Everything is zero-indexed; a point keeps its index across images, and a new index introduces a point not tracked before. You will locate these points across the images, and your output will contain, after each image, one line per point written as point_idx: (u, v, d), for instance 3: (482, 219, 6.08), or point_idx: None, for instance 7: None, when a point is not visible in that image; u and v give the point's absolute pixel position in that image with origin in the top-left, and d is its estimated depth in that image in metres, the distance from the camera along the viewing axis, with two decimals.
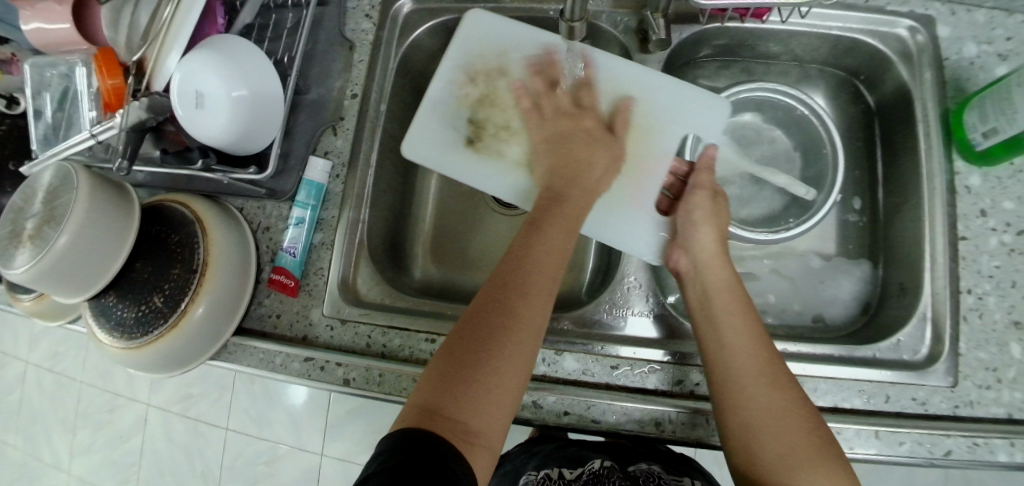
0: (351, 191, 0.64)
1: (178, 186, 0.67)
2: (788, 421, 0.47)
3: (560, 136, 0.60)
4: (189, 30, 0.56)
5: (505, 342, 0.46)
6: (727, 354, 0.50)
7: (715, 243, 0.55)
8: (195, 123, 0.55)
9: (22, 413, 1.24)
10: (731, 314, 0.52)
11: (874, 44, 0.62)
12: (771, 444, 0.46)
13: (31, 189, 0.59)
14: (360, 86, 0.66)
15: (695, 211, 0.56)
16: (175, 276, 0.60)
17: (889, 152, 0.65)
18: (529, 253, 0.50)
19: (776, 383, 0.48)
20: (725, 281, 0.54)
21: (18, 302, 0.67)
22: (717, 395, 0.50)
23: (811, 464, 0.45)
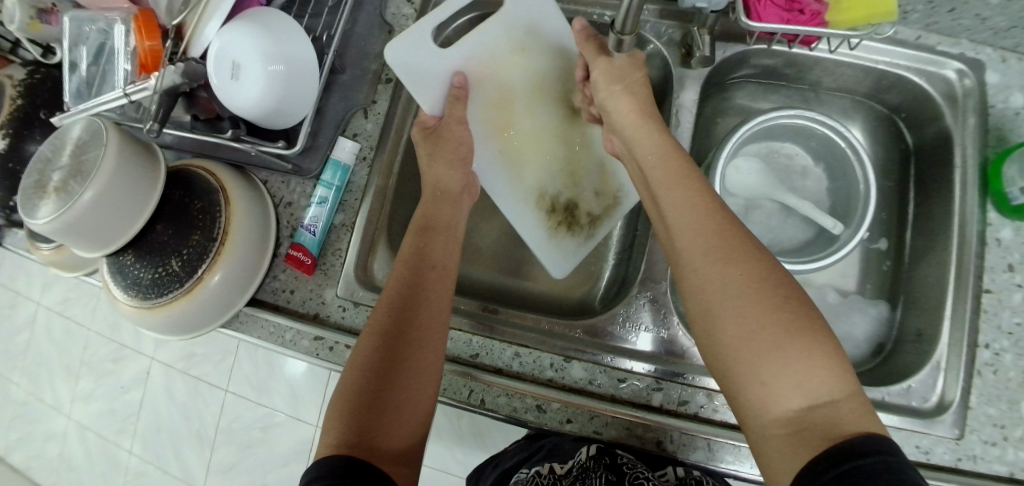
0: (375, 176, 0.64)
1: (205, 152, 0.67)
2: (754, 296, 0.42)
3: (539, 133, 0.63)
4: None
5: (415, 350, 0.48)
6: (676, 235, 0.47)
7: (631, 107, 0.55)
8: (229, 93, 0.55)
9: (29, 354, 1.26)
10: (684, 193, 0.48)
11: (921, 83, 0.60)
12: (734, 329, 0.41)
13: (60, 142, 0.60)
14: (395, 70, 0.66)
15: (606, 81, 0.55)
16: (194, 242, 0.60)
17: (922, 195, 0.64)
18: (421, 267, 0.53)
19: (738, 257, 0.43)
20: (666, 158, 0.51)
21: (38, 251, 0.68)
22: (680, 288, 0.47)
23: (788, 352, 0.39)
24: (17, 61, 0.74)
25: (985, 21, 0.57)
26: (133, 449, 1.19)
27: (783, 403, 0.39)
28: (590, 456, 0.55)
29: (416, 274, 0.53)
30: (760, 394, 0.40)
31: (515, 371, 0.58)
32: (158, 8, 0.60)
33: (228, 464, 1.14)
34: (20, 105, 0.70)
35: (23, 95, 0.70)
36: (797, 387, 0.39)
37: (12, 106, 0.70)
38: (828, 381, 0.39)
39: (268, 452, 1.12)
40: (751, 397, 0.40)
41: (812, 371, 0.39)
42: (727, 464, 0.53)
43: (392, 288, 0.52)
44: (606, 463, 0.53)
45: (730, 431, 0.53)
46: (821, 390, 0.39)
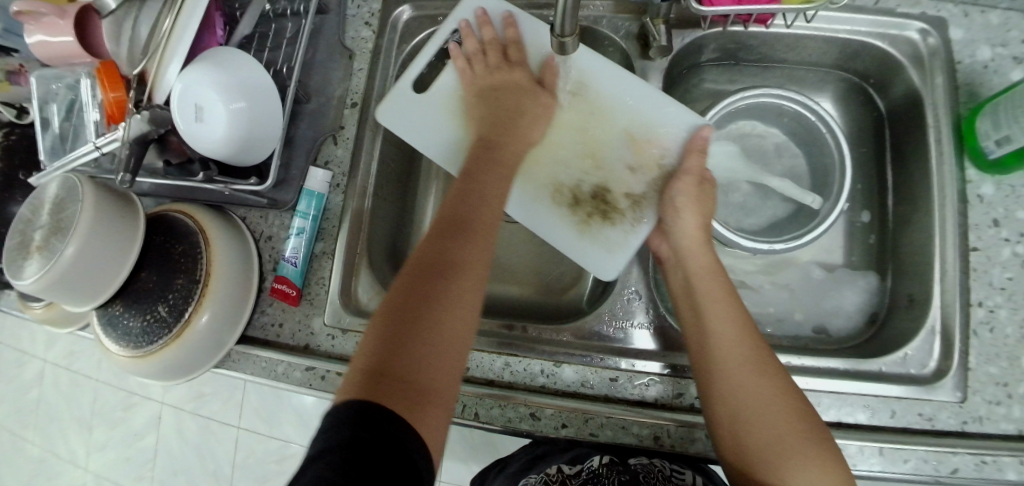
0: (351, 202, 0.64)
1: (181, 196, 0.68)
2: (781, 413, 0.45)
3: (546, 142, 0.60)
4: (187, 43, 0.56)
5: (448, 284, 0.46)
6: (713, 342, 0.49)
7: (698, 227, 0.53)
8: (196, 135, 0.56)
9: (41, 410, 1.28)
10: (720, 302, 0.50)
11: (884, 47, 0.60)
12: (757, 432, 0.45)
13: (38, 201, 0.61)
14: (360, 94, 0.66)
15: (681, 191, 0.54)
16: (179, 286, 0.60)
17: (899, 159, 0.63)
18: (462, 207, 0.51)
19: (771, 381, 0.46)
20: (700, 261, 0.53)
21: (29, 309, 0.69)
22: (701, 375, 0.49)
23: (800, 456, 0.43)
24: None
25: None
26: None
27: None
28: (604, 462, 0.55)
29: (456, 202, 0.52)
30: None
31: (507, 381, 0.57)
32: (120, 59, 0.61)
33: None
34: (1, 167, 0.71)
35: (0, 157, 0.72)
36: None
37: None
38: None
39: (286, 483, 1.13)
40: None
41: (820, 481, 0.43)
42: None
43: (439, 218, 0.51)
44: (619, 470, 0.53)
45: None
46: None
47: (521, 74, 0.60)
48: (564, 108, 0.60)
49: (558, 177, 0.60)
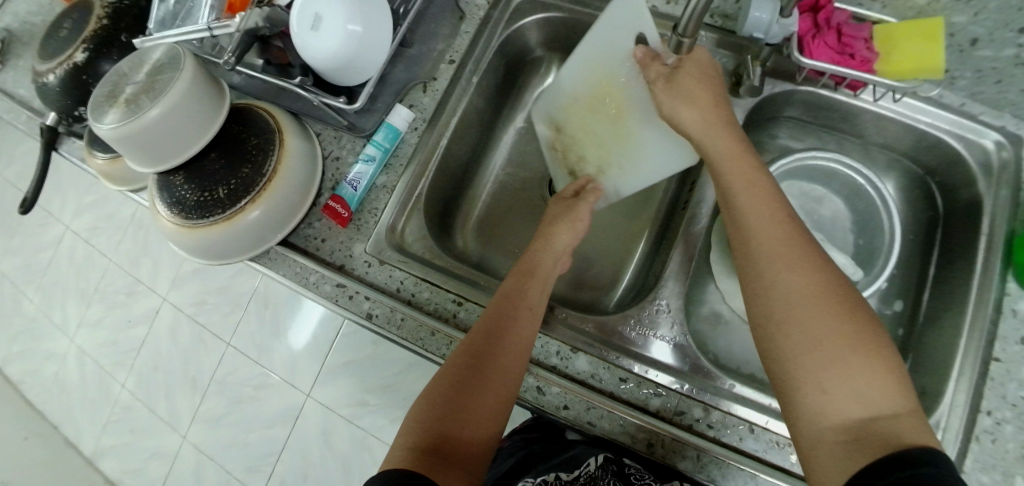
0: (423, 148, 0.66)
1: (268, 98, 0.71)
2: (825, 325, 0.43)
3: (597, 139, 0.64)
4: None
5: (497, 374, 0.51)
6: (762, 271, 0.47)
7: (699, 119, 0.52)
8: (307, 42, 0.59)
9: (51, 271, 1.31)
10: (760, 196, 0.49)
11: (958, 147, 0.62)
12: (791, 341, 0.44)
13: (141, 60, 0.64)
14: (460, 54, 0.69)
15: (670, 103, 0.53)
16: (244, 174, 0.63)
17: (946, 260, 0.64)
18: (513, 298, 0.55)
19: (801, 267, 0.45)
20: (738, 159, 0.50)
21: (93, 160, 0.72)
22: (754, 308, 0.47)
23: (851, 363, 0.42)
24: None
25: None
26: (126, 382, 1.21)
27: (837, 410, 0.41)
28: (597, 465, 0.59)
29: (505, 304, 0.55)
30: (820, 400, 0.42)
31: None
32: None
33: (216, 414, 1.15)
34: (105, 25, 0.74)
35: (109, 15, 0.74)
36: (858, 399, 0.41)
37: (96, 23, 0.74)
38: (890, 397, 0.41)
39: (257, 411, 1.13)
40: (811, 401, 0.42)
41: (868, 384, 0.41)
42: (713, 478, 0.53)
43: (489, 312, 0.55)
44: (613, 470, 0.58)
45: (721, 447, 0.54)
46: (880, 400, 0.41)
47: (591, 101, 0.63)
48: (583, 108, 0.64)
49: (606, 142, 0.64)
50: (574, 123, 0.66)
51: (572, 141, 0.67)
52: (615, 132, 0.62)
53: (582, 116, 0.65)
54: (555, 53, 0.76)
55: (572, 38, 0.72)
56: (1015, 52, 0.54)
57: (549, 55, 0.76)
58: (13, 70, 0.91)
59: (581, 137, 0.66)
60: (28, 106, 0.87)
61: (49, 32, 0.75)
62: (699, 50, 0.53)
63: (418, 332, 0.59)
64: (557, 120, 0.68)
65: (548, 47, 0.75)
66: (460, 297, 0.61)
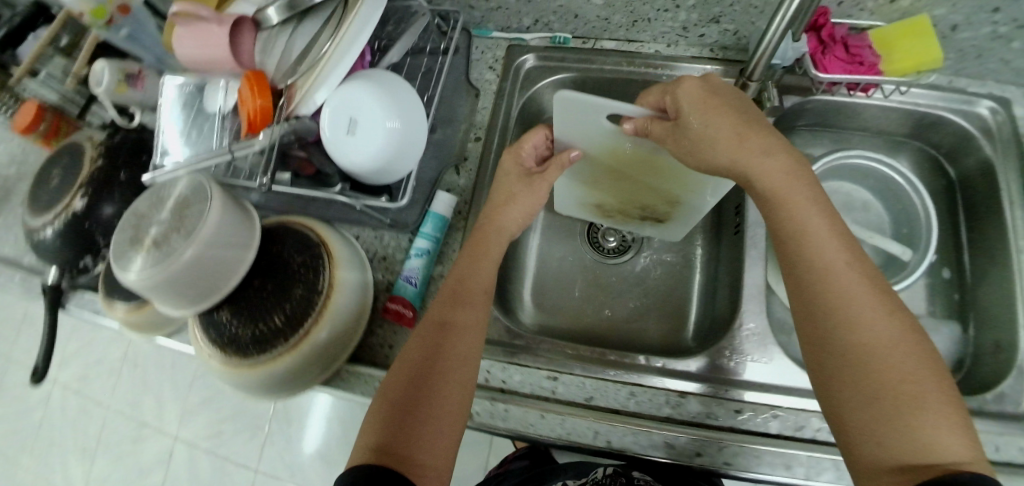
0: (472, 226, 0.66)
1: (295, 210, 0.68)
2: (896, 374, 0.43)
3: (640, 195, 0.63)
4: (345, 66, 0.59)
5: (449, 372, 0.52)
6: (836, 305, 0.46)
7: (726, 157, 0.49)
8: (343, 146, 0.58)
9: (42, 436, 1.20)
10: (819, 235, 0.48)
11: (959, 120, 0.67)
12: (862, 389, 0.44)
13: (159, 197, 0.61)
14: (484, 130, 0.70)
15: (682, 151, 0.50)
16: (297, 296, 0.60)
17: (972, 220, 0.69)
18: (463, 291, 0.57)
19: (865, 308, 0.45)
20: (787, 199, 0.49)
21: (113, 310, 0.67)
22: (811, 324, 0.47)
23: (926, 408, 0.42)
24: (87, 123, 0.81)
25: (1009, 64, 0.64)
26: None
27: (901, 450, 0.41)
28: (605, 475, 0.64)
29: (449, 302, 0.56)
30: (873, 443, 0.43)
31: (633, 410, 0.57)
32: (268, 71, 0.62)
33: None
34: (102, 166, 0.71)
35: (104, 155, 0.72)
36: (937, 440, 0.41)
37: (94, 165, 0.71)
38: (954, 444, 0.41)
39: None
40: (883, 444, 0.42)
41: (937, 433, 0.41)
42: None
43: (432, 314, 0.56)
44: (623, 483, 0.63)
45: None
46: (951, 447, 0.41)
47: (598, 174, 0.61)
48: (608, 181, 0.62)
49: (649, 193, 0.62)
50: (612, 191, 0.64)
51: (621, 196, 0.64)
52: (652, 184, 0.60)
53: (613, 179, 0.61)
54: None
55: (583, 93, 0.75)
56: (990, 29, 0.61)
57: None
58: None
59: (622, 198, 0.64)
60: (17, 265, 0.81)
61: (40, 185, 0.71)
62: (687, 79, 0.50)
63: (527, 417, 0.57)
64: (590, 196, 0.67)
65: None
66: (554, 372, 0.59)
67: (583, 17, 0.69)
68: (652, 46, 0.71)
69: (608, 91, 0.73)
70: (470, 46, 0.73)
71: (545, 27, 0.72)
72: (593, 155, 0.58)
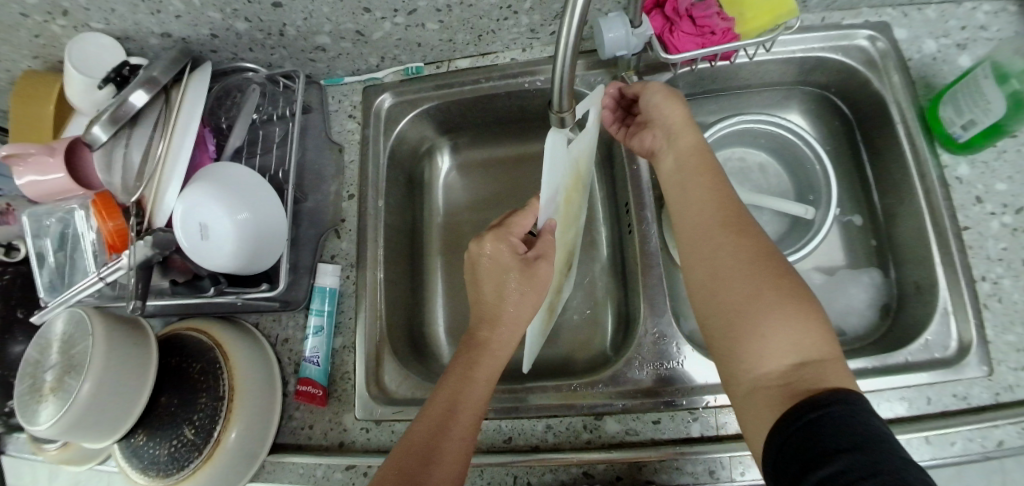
0: (363, 293, 0.63)
1: (190, 312, 0.67)
2: (759, 290, 0.44)
3: (568, 243, 0.63)
4: (184, 164, 0.58)
5: (439, 471, 0.45)
6: (706, 212, 0.50)
7: (681, 112, 0.54)
8: (200, 253, 0.55)
9: None
10: (703, 179, 0.52)
11: (839, 57, 0.64)
12: (738, 295, 0.45)
13: (45, 341, 0.60)
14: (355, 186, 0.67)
15: (669, 117, 0.55)
16: (203, 403, 0.58)
17: (875, 157, 0.66)
18: (470, 377, 0.50)
19: (736, 223, 0.48)
20: (698, 151, 0.53)
21: (44, 452, 0.66)
22: (686, 235, 0.51)
23: (786, 317, 0.43)
24: None
25: None
26: None
27: (774, 351, 0.42)
28: None
29: (450, 389, 0.49)
30: (756, 344, 0.43)
31: (552, 443, 0.57)
32: (114, 189, 0.61)
33: None
34: None
35: None
36: (791, 344, 0.42)
37: None
38: (819, 343, 0.42)
39: None
40: (748, 347, 0.43)
41: (803, 333, 0.42)
42: None
43: (430, 403, 0.49)
44: None
45: None
46: (811, 347, 0.42)
47: (561, 242, 0.59)
48: (560, 252, 0.60)
49: (570, 237, 0.63)
50: (562, 264, 0.61)
51: (564, 257, 0.63)
52: (570, 222, 0.62)
53: (566, 229, 0.60)
54: (445, 136, 0.75)
55: (455, 116, 0.71)
56: None
57: (439, 141, 0.75)
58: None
59: (563, 268, 0.63)
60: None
61: None
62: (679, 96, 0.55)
63: None
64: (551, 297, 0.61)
65: (436, 134, 0.74)
66: None
67: (427, 45, 0.66)
68: (507, 54, 0.68)
69: (478, 108, 0.70)
70: (324, 99, 0.70)
71: (394, 60, 0.68)
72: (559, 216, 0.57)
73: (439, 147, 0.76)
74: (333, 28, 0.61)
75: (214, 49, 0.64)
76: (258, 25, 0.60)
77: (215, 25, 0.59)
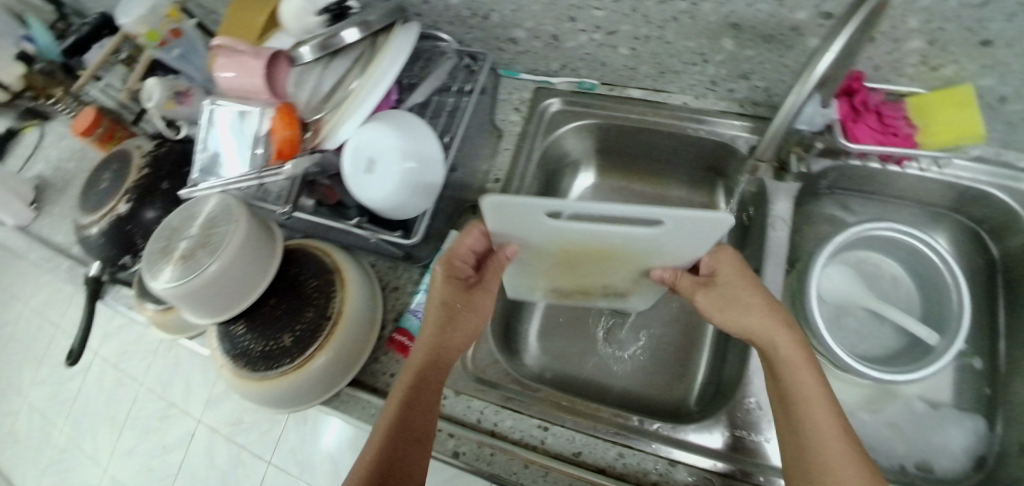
0: (482, 267, 0.67)
1: (318, 234, 0.70)
2: (841, 477, 0.42)
3: (619, 277, 0.58)
4: (373, 100, 0.59)
5: (410, 462, 0.51)
6: (799, 381, 0.46)
7: (768, 304, 0.49)
8: (360, 182, 0.59)
9: (80, 401, 1.28)
10: (799, 366, 0.47)
11: (1004, 197, 0.63)
12: (815, 477, 0.43)
13: (191, 214, 0.65)
14: (503, 172, 0.71)
15: (725, 299, 0.51)
16: (308, 319, 0.62)
17: (1013, 308, 0.65)
18: (427, 377, 0.54)
19: (822, 395, 0.45)
20: (783, 331, 0.48)
21: (145, 310, 0.72)
22: (777, 397, 0.48)
23: None
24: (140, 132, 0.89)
25: None
26: None
27: None
28: None
29: (405, 393, 0.53)
30: None
31: (619, 472, 0.57)
32: (297, 102, 0.64)
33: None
34: (147, 174, 0.77)
35: (149, 164, 0.78)
36: None
37: (139, 174, 0.77)
38: None
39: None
40: None
41: None
42: None
43: (393, 397, 0.53)
44: None
45: None
46: None
47: (575, 267, 0.57)
48: (591, 271, 0.57)
49: (620, 275, 0.58)
50: (595, 276, 0.58)
51: (573, 275, 0.59)
52: (620, 268, 0.56)
53: (563, 263, 0.56)
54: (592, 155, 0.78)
55: (610, 138, 0.74)
56: None
57: (585, 157, 0.78)
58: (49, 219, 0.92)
59: (600, 282, 0.60)
60: (67, 254, 0.88)
61: (92, 186, 0.79)
62: (730, 250, 0.53)
63: (510, 465, 0.58)
64: (547, 283, 0.61)
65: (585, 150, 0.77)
66: (544, 421, 0.60)
67: (609, 67, 0.69)
68: (678, 97, 0.70)
69: (633, 137, 0.72)
70: (497, 88, 0.74)
71: (572, 72, 0.72)
72: (529, 249, 0.54)
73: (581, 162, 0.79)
74: (535, 26, 0.65)
75: (418, 13, 0.69)
76: (469, 4, 0.64)
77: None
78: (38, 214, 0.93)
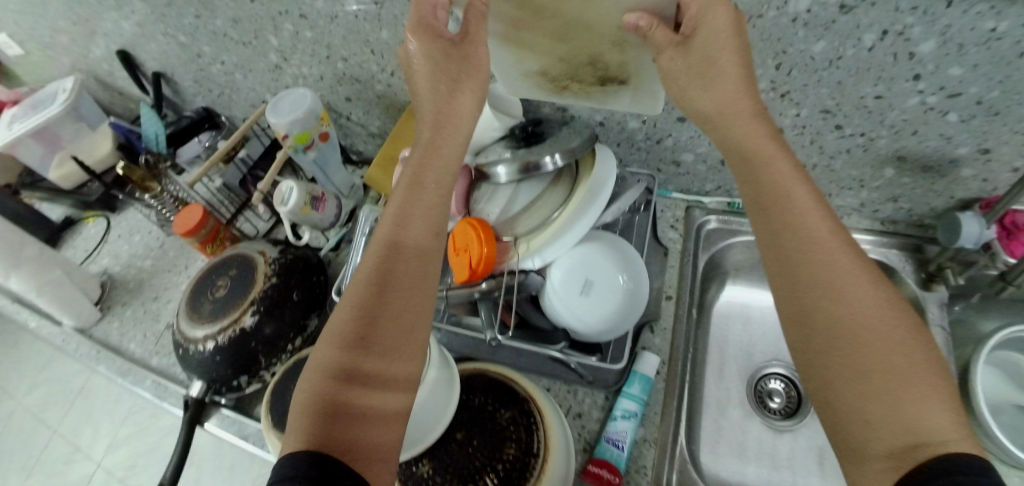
0: (673, 389, 0.64)
1: (481, 353, 0.66)
2: (884, 327, 0.40)
3: (565, 42, 0.52)
4: (585, 221, 0.57)
5: (377, 348, 0.45)
6: (801, 226, 0.44)
7: (738, 66, 0.47)
8: (577, 310, 0.58)
9: None
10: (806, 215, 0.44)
11: None
12: (839, 334, 0.41)
13: None
14: (675, 287, 0.70)
15: (730, 58, 0.47)
16: (510, 457, 0.54)
17: None
18: (393, 260, 0.48)
19: (828, 241, 0.43)
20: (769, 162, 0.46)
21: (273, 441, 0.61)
22: (786, 250, 0.45)
23: (922, 392, 0.38)
24: (240, 233, 0.87)
25: None
26: None
27: (892, 420, 0.38)
28: None
29: (374, 272, 0.47)
30: (879, 392, 0.39)
31: None
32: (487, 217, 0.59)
33: None
34: (273, 282, 0.70)
35: (277, 273, 0.71)
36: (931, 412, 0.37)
37: (267, 282, 0.69)
38: (948, 420, 0.37)
39: None
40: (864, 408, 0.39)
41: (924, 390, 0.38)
42: None
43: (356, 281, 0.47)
44: None
45: None
46: (934, 410, 0.37)
47: (532, 18, 0.50)
48: (549, 30, 0.51)
49: (595, 45, 0.51)
50: (551, 44, 0.53)
51: (545, 25, 0.50)
52: (576, 33, 0.50)
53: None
54: (736, 269, 0.80)
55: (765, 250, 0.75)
56: None
57: (736, 271, 0.80)
58: (120, 322, 0.86)
59: (534, 54, 0.55)
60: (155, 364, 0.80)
61: (204, 293, 0.71)
62: (721, 8, 0.46)
63: None
64: (525, 52, 0.55)
65: (734, 264, 0.80)
66: None
67: None
68: None
69: None
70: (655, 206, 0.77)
71: (725, 192, 0.75)
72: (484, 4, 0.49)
73: (723, 273, 0.80)
74: (706, 151, 0.69)
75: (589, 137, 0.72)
76: (647, 130, 0.68)
77: (613, 116, 0.68)
78: (102, 315, 0.88)
